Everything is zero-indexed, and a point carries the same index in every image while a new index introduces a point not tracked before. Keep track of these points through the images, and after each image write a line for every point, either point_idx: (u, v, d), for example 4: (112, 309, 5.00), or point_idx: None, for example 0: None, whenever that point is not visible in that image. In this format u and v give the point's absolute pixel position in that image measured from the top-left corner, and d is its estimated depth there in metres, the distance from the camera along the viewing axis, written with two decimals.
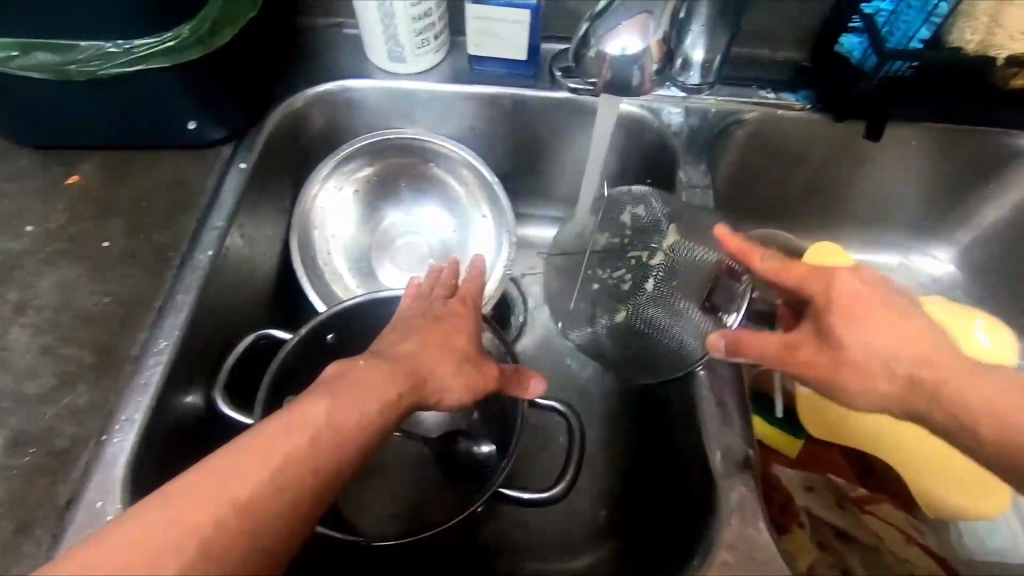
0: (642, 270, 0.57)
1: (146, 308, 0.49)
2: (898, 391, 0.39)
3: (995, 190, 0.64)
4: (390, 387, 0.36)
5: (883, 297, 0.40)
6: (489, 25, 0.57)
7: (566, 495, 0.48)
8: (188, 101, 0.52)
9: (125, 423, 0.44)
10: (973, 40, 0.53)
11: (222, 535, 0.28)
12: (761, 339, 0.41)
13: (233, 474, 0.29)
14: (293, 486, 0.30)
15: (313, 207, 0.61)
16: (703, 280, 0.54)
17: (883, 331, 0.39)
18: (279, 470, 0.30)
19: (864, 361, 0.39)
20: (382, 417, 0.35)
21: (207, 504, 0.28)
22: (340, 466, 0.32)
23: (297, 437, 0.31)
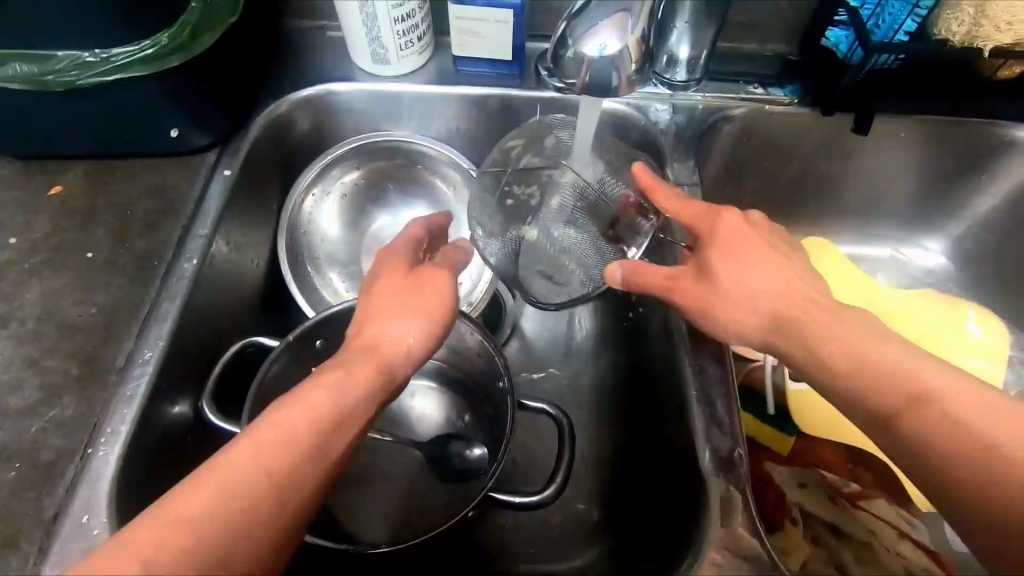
0: (553, 189, 0.57)
1: (130, 319, 0.49)
2: (763, 326, 0.42)
3: (987, 180, 0.63)
4: (364, 376, 0.36)
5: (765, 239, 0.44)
6: (473, 25, 0.57)
7: (557, 497, 0.47)
8: (170, 108, 0.52)
9: (111, 436, 0.44)
10: (959, 32, 0.52)
11: (216, 543, 0.29)
12: (653, 273, 0.45)
13: (201, 490, 0.30)
14: (280, 488, 0.31)
15: (299, 211, 0.61)
16: (609, 210, 0.56)
17: (753, 266, 0.42)
18: (247, 481, 0.30)
19: (735, 296, 0.42)
20: (348, 415, 0.35)
21: (179, 523, 0.28)
22: (309, 470, 0.32)
23: (261, 448, 0.32)
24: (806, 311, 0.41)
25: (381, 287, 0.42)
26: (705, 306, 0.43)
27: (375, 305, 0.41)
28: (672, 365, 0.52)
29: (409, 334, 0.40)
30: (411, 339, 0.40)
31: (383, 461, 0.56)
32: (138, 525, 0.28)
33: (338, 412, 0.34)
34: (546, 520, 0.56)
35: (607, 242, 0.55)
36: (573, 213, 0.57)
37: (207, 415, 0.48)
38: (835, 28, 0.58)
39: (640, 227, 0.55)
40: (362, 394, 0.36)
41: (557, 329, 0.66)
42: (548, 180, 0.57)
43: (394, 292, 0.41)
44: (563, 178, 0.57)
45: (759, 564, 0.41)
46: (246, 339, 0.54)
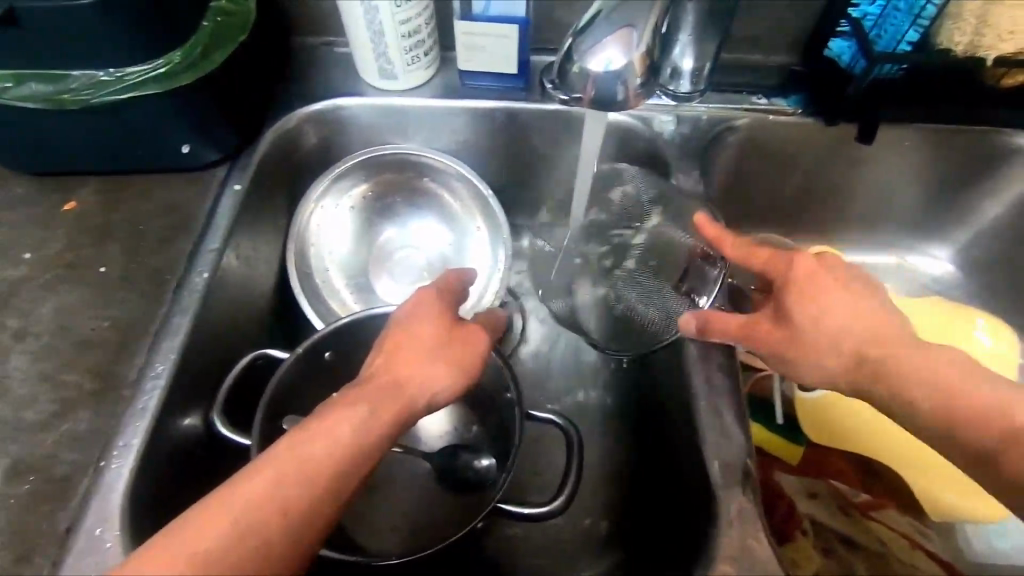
0: (623, 248, 0.61)
1: (143, 332, 0.50)
2: (846, 367, 0.41)
3: (992, 188, 0.63)
4: (382, 415, 0.36)
5: (837, 270, 0.43)
6: (479, 40, 0.58)
7: (565, 509, 0.47)
8: (183, 126, 0.52)
9: (123, 449, 0.44)
10: (962, 42, 0.53)
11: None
12: (725, 321, 0.45)
13: (208, 532, 0.30)
14: (288, 527, 0.31)
15: (309, 225, 0.61)
16: (680, 262, 0.58)
17: (821, 309, 0.41)
18: (252, 523, 0.31)
19: (815, 340, 0.41)
20: (365, 454, 0.35)
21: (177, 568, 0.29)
22: (317, 511, 0.32)
23: (272, 487, 0.32)
24: (896, 358, 0.39)
25: (426, 318, 0.43)
26: (785, 355, 0.42)
27: (417, 340, 0.42)
28: (679, 377, 0.52)
29: (436, 377, 0.40)
30: (436, 381, 0.40)
31: (394, 475, 0.56)
32: (142, 564, 0.29)
33: (349, 452, 0.34)
34: (555, 533, 0.56)
35: (678, 295, 0.56)
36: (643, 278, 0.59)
37: (218, 429, 0.49)
38: (837, 39, 0.58)
39: (709, 277, 0.55)
40: (380, 435, 0.36)
41: (566, 341, 0.66)
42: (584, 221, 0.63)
43: (439, 318, 0.43)
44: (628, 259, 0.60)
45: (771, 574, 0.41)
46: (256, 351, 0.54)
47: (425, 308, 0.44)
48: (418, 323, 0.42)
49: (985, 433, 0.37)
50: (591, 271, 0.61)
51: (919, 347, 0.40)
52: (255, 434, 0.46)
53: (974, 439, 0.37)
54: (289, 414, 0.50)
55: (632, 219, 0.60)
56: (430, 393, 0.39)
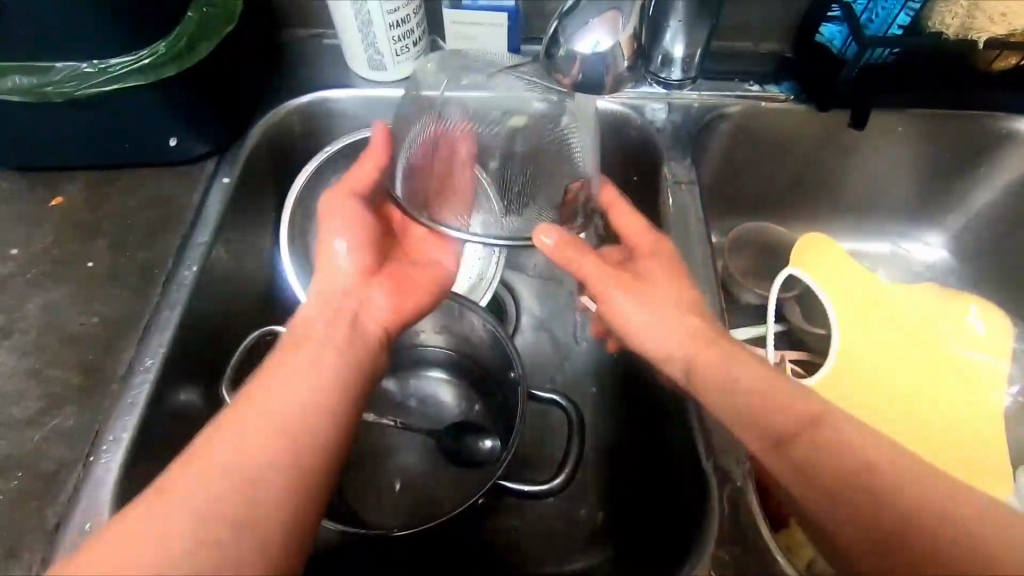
0: (541, 120, 0.47)
1: (132, 327, 0.49)
2: (690, 345, 0.41)
3: (984, 172, 0.63)
4: (309, 318, 0.41)
5: (671, 273, 0.45)
6: (469, 29, 0.57)
7: (567, 487, 0.48)
8: (170, 117, 0.52)
9: (112, 444, 0.44)
10: (953, 25, 0.52)
11: (225, 484, 0.31)
12: (582, 252, 0.44)
13: (195, 465, 0.32)
14: (268, 426, 0.34)
15: (300, 212, 0.60)
16: (559, 189, 0.48)
17: (646, 294, 0.44)
18: (249, 464, 0.32)
19: (659, 310, 0.43)
20: (297, 344, 0.39)
21: (187, 504, 0.30)
22: (280, 397, 0.35)
23: (234, 415, 0.34)
24: (711, 354, 0.40)
25: (345, 233, 0.46)
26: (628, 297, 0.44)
27: (339, 265, 0.44)
28: None
29: (345, 261, 0.45)
30: (348, 265, 0.45)
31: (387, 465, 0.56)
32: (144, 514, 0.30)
33: (313, 376, 0.37)
34: (551, 524, 0.56)
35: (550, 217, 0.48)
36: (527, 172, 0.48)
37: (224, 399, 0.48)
38: (829, 24, 0.58)
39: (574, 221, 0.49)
40: (310, 330, 0.40)
41: (561, 328, 0.65)
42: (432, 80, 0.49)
43: (360, 225, 0.46)
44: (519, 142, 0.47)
45: None
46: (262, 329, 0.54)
47: (339, 214, 0.46)
48: (341, 244, 0.45)
49: (780, 432, 0.37)
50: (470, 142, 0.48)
51: (737, 353, 0.40)
52: None
53: (775, 431, 0.37)
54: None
55: (507, 101, 0.47)
56: (349, 280, 0.44)
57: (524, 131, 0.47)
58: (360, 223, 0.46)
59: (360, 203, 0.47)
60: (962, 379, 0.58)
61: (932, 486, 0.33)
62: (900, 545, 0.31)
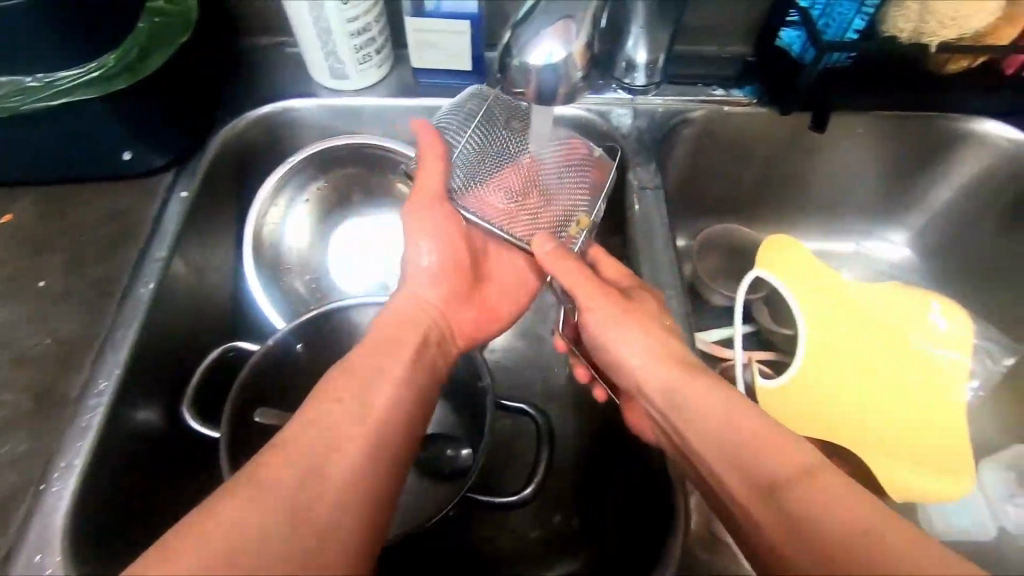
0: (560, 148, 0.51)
1: (86, 348, 0.48)
2: (670, 370, 0.42)
3: (943, 171, 0.65)
4: (396, 334, 0.43)
5: (654, 318, 0.46)
6: (431, 36, 0.57)
7: (536, 497, 0.48)
8: (122, 130, 0.50)
9: (65, 470, 0.42)
10: (906, 29, 0.53)
11: (328, 480, 0.32)
12: (568, 265, 0.46)
13: (293, 456, 0.33)
14: (364, 430, 0.35)
15: (264, 224, 0.59)
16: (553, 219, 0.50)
17: (623, 324, 0.45)
18: (341, 456, 0.33)
19: (644, 332, 0.45)
20: (385, 357, 0.41)
21: (282, 493, 0.31)
22: (377, 406, 0.37)
23: (331, 409, 0.35)
24: (684, 378, 0.41)
25: (434, 240, 0.48)
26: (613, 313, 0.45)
27: (421, 266, 0.48)
28: None
29: (421, 280, 0.47)
30: (425, 283, 0.47)
31: None
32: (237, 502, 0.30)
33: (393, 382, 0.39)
34: (524, 534, 0.56)
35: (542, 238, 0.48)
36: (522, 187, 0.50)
37: (187, 421, 0.48)
38: (789, 28, 0.59)
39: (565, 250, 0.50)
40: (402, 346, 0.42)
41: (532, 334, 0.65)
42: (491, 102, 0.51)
43: (450, 245, 0.48)
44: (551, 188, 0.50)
45: None
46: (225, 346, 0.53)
47: (433, 227, 0.48)
48: (426, 247, 0.48)
49: (768, 476, 0.33)
50: (509, 168, 0.50)
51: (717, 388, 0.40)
52: (223, 427, 0.46)
53: (759, 473, 0.34)
54: (263, 405, 0.51)
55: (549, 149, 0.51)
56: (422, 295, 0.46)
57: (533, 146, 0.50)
58: (452, 236, 0.48)
59: (452, 213, 0.48)
60: (926, 377, 0.59)
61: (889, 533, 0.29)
62: (838, 572, 0.28)
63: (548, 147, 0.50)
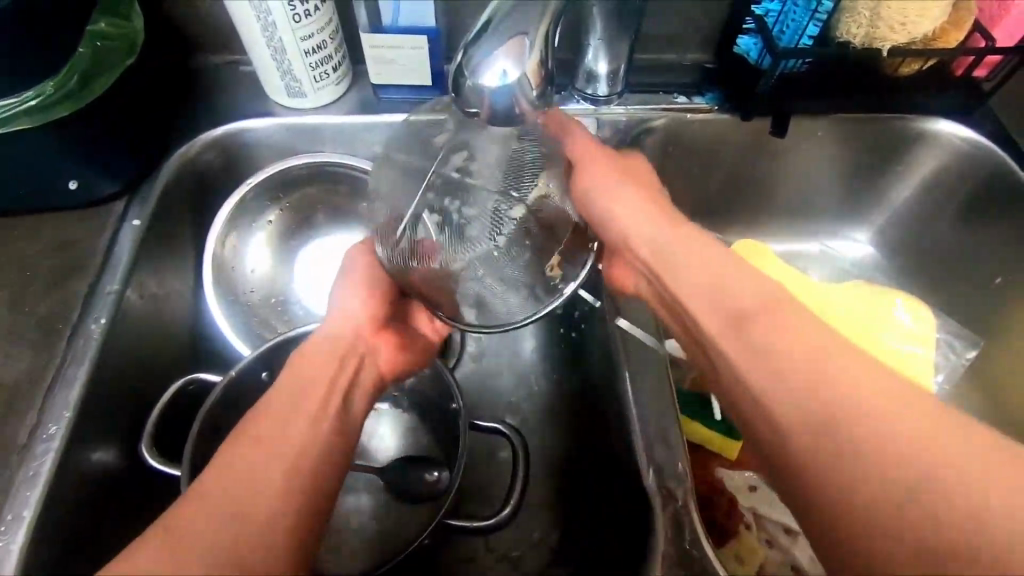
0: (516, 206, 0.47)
1: (34, 390, 0.46)
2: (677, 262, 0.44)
3: (902, 171, 0.66)
4: (322, 368, 0.42)
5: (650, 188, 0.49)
6: (388, 52, 0.56)
7: (514, 517, 0.48)
8: (66, 159, 0.48)
9: (12, 521, 0.40)
10: (858, 34, 0.54)
11: (252, 528, 0.32)
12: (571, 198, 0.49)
13: (209, 509, 0.32)
14: (287, 475, 0.35)
15: (223, 249, 0.57)
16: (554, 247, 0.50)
17: (627, 194, 0.47)
18: (252, 506, 0.33)
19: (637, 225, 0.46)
20: (297, 393, 0.39)
21: (203, 549, 0.31)
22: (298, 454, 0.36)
23: (246, 458, 0.35)
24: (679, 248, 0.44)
25: (353, 290, 0.47)
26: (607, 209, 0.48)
27: (343, 313, 0.46)
28: (611, 368, 0.53)
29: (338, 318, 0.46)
30: (341, 319, 0.46)
31: (336, 512, 0.54)
32: (155, 559, 0.30)
33: (288, 420, 0.37)
34: (503, 554, 0.55)
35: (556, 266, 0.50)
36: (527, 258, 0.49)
37: (146, 459, 0.46)
38: (744, 36, 0.59)
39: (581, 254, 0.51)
40: (323, 381, 0.41)
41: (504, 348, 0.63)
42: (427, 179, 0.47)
43: (373, 283, 0.48)
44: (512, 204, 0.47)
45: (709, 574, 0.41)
46: (186, 378, 0.51)
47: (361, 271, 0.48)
48: (345, 296, 0.47)
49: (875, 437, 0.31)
50: (465, 230, 0.47)
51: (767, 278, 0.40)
52: (185, 464, 0.44)
53: (882, 430, 0.31)
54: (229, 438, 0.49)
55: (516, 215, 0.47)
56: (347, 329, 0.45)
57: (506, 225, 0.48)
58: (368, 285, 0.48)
59: (371, 263, 0.48)
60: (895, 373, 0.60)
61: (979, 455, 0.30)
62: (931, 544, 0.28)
63: (502, 229, 0.48)
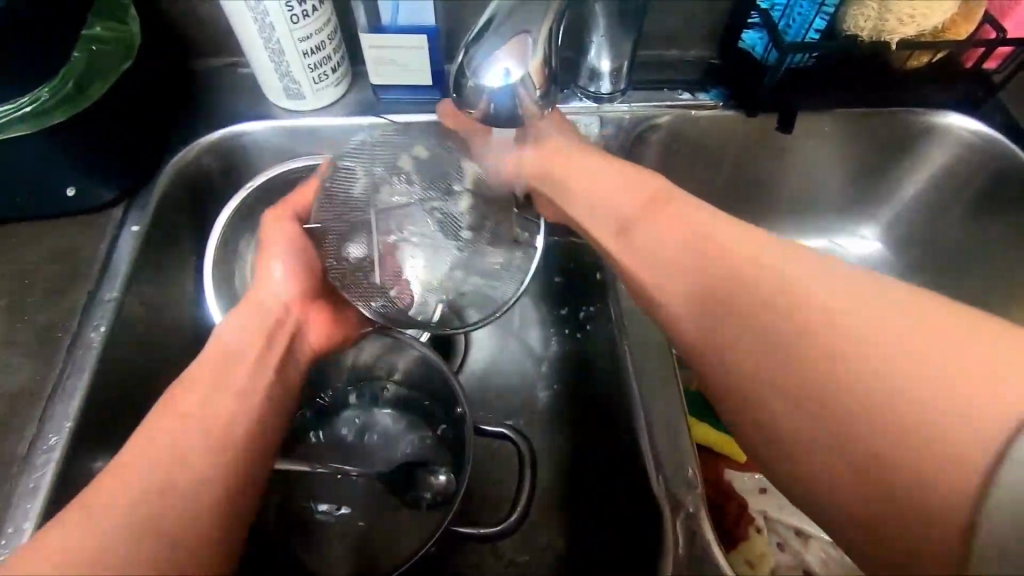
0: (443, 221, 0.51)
1: (33, 401, 0.45)
2: (639, 210, 0.40)
3: (910, 165, 0.65)
4: (254, 335, 0.42)
5: (578, 151, 0.46)
6: (388, 53, 0.55)
7: (521, 525, 0.47)
8: (64, 165, 0.48)
9: (13, 535, 0.40)
10: (866, 27, 0.53)
11: (185, 486, 0.32)
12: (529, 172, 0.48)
13: (136, 469, 0.32)
14: (220, 435, 0.35)
15: (224, 253, 0.56)
16: (498, 233, 0.52)
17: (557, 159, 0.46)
18: (186, 464, 0.33)
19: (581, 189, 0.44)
20: (228, 361, 0.40)
21: (132, 502, 0.31)
22: (230, 417, 0.37)
23: (176, 422, 0.35)
24: (628, 196, 0.41)
25: (285, 258, 0.47)
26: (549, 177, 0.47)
27: (271, 293, 0.46)
28: (617, 369, 0.52)
29: (272, 287, 0.46)
30: (276, 286, 0.46)
31: (338, 520, 0.53)
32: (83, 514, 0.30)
33: (224, 391, 0.38)
34: (512, 560, 0.54)
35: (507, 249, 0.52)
36: (482, 267, 0.52)
37: None
38: (749, 31, 0.58)
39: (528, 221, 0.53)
40: (251, 344, 0.42)
41: (508, 352, 0.63)
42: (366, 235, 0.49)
43: (306, 257, 0.48)
44: (451, 200, 0.51)
45: None
46: None
47: (282, 242, 0.48)
48: (277, 267, 0.47)
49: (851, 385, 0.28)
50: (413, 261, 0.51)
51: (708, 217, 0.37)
52: None
53: (856, 380, 0.27)
54: None
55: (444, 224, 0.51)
56: (276, 299, 0.46)
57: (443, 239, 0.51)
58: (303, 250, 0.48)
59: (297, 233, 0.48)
60: None
61: (976, 357, 0.27)
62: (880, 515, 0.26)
63: (442, 251, 0.52)
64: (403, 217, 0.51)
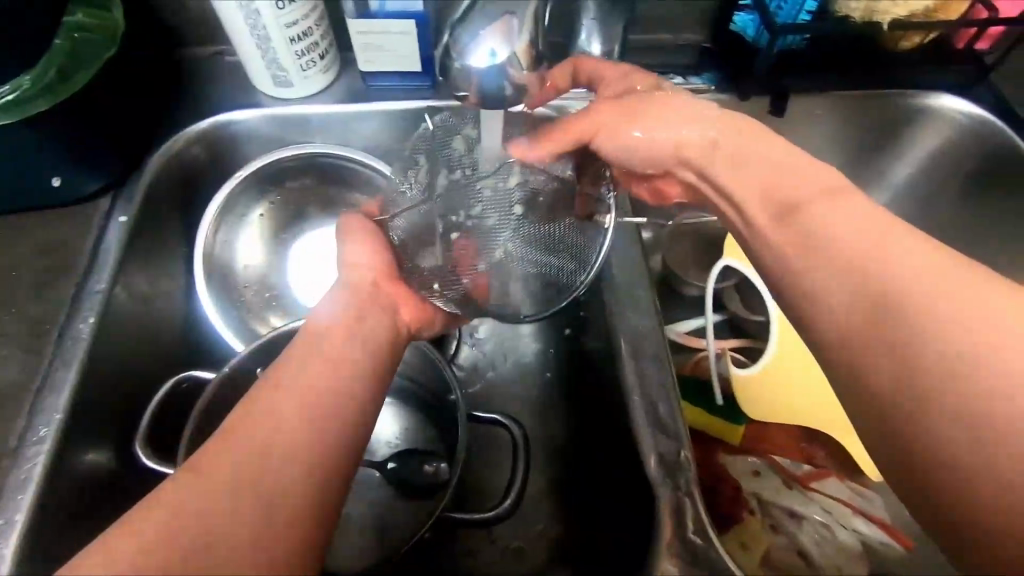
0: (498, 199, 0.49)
1: (23, 393, 0.45)
2: (756, 176, 0.40)
3: (905, 147, 0.64)
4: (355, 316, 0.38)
5: (671, 104, 0.44)
6: (376, 39, 0.54)
7: (516, 509, 0.47)
8: (48, 155, 0.47)
9: (4, 527, 0.40)
10: (858, 7, 0.53)
11: (282, 476, 0.28)
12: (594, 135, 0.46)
13: (229, 455, 0.28)
14: (329, 422, 0.31)
15: (214, 244, 0.56)
16: (563, 210, 0.50)
17: (633, 120, 0.44)
18: (287, 454, 0.29)
19: (661, 145, 0.44)
20: (331, 337, 0.36)
21: (221, 496, 0.27)
22: (334, 402, 0.32)
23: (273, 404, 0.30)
24: (741, 144, 0.41)
25: (367, 248, 0.44)
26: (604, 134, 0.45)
27: (357, 266, 0.43)
28: (609, 355, 0.52)
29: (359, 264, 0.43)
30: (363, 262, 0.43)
31: None
32: (163, 504, 0.26)
33: (325, 374, 0.33)
34: (512, 545, 0.54)
35: (574, 225, 0.50)
36: (549, 245, 0.50)
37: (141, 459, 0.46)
38: (740, 13, 0.58)
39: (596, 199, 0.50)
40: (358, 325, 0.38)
41: (502, 341, 0.62)
42: (420, 223, 0.49)
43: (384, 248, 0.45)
44: (502, 177, 0.49)
45: (713, 563, 0.41)
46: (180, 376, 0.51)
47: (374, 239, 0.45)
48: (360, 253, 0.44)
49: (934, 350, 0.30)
50: (477, 245, 0.49)
51: (814, 170, 0.39)
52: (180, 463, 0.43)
53: (934, 342, 0.30)
54: None
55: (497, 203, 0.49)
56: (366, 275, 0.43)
57: (496, 217, 0.49)
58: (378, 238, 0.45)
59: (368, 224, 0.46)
60: None
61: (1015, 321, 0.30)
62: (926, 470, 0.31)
63: (501, 229, 0.49)
64: (460, 199, 0.49)
